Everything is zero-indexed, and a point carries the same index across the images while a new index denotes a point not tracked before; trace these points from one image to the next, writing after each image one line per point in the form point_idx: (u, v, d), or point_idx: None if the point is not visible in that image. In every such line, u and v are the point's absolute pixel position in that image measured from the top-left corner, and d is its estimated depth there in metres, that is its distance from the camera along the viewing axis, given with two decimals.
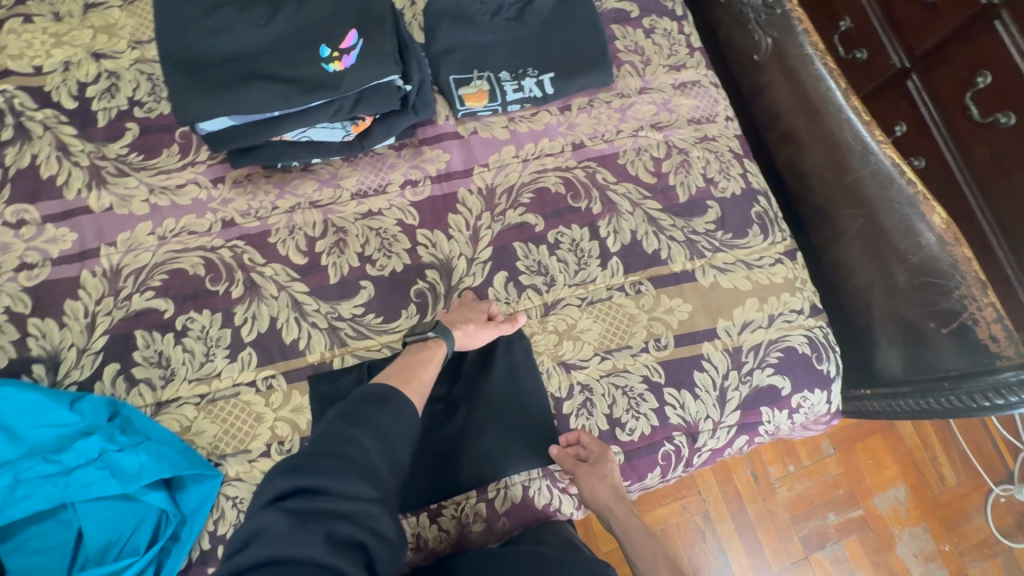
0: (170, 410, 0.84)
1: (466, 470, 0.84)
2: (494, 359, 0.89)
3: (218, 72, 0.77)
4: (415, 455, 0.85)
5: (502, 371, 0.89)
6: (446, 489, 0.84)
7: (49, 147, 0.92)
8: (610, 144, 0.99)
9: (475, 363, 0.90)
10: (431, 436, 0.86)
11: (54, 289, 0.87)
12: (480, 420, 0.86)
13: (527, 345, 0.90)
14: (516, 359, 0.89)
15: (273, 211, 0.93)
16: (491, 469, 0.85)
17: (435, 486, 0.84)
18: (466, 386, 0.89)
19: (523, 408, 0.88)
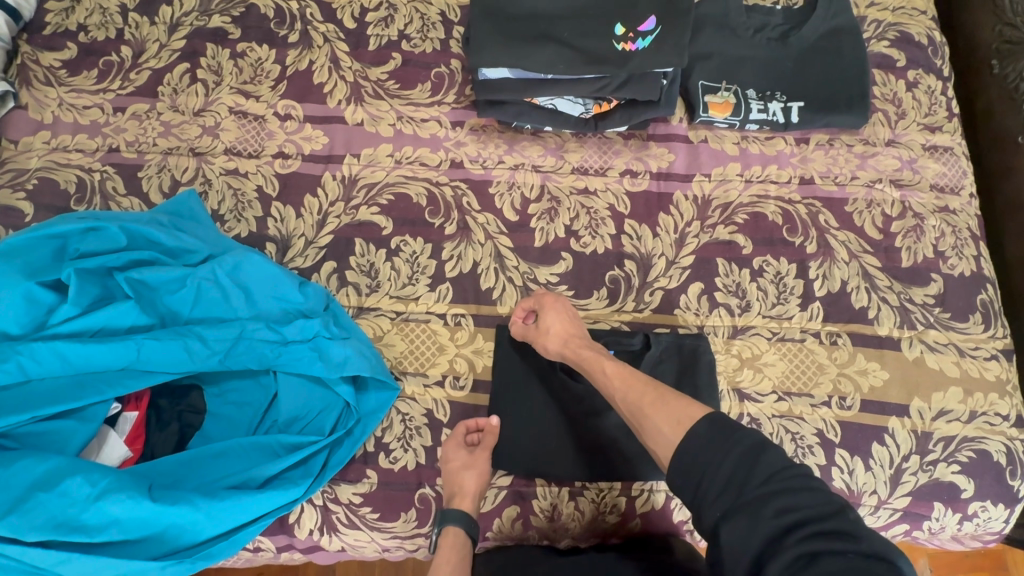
0: (368, 317, 0.91)
1: (620, 459, 0.85)
2: (674, 364, 0.88)
3: (517, 27, 0.83)
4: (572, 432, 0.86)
5: (677, 378, 0.87)
6: (597, 473, 0.85)
7: (325, 58, 1.02)
8: (841, 188, 0.96)
9: (656, 359, 0.88)
10: (594, 418, 0.86)
11: (299, 182, 0.96)
12: None
13: (710, 362, 0.88)
14: (697, 372, 0.87)
15: (498, 165, 0.98)
16: (644, 468, 0.85)
17: (586, 466, 0.85)
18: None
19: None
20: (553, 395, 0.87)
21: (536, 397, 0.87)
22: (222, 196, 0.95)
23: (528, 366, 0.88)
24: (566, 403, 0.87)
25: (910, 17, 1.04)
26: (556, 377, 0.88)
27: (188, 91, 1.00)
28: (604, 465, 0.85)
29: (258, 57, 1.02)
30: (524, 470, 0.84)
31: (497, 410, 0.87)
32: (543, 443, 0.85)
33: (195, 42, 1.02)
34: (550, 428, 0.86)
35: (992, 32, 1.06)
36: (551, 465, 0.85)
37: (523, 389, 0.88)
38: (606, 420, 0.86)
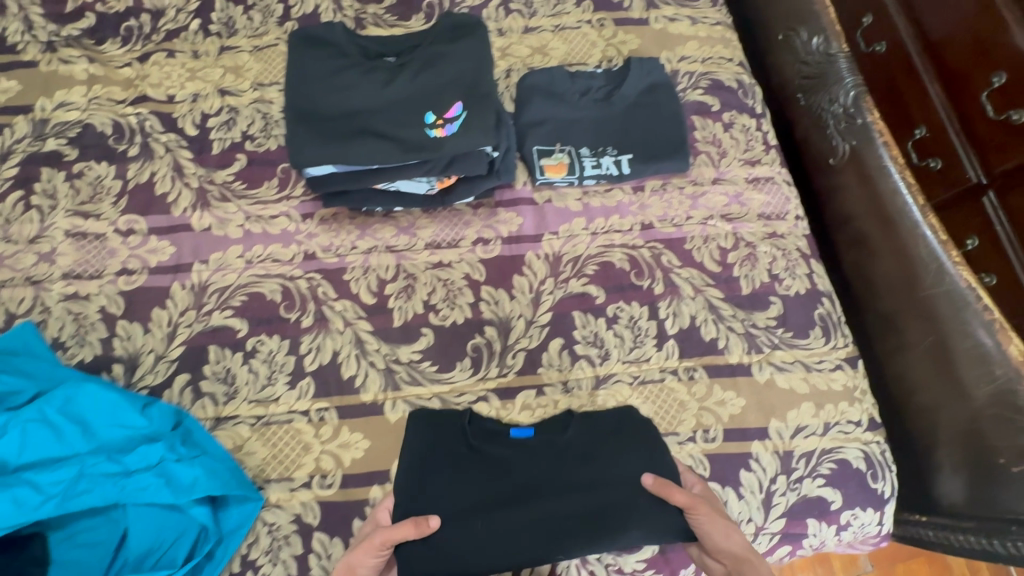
0: (227, 427, 0.88)
1: (563, 536, 0.76)
2: (608, 416, 0.86)
3: (332, 127, 0.84)
4: (511, 512, 0.77)
5: (609, 439, 0.83)
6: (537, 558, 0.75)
7: (166, 167, 1.02)
8: (678, 229, 1.02)
9: (592, 417, 0.86)
10: (532, 491, 0.79)
11: (145, 296, 0.94)
12: (592, 479, 0.80)
13: (647, 422, 0.86)
14: (631, 433, 0.84)
15: (352, 251, 0.99)
16: (590, 541, 0.75)
17: (520, 554, 0.75)
18: (573, 448, 0.83)
19: (631, 473, 0.80)
20: (475, 477, 0.80)
21: (456, 480, 0.80)
22: (62, 323, 0.91)
23: (447, 450, 0.82)
24: (499, 477, 0.80)
25: (719, 65, 1.13)
26: (476, 458, 0.82)
27: (23, 219, 0.97)
28: (545, 547, 0.75)
29: (97, 175, 1.01)
30: (450, 570, 0.74)
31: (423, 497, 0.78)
32: (476, 534, 0.76)
33: (30, 168, 1.00)
34: (484, 509, 0.77)
35: (793, 70, 1.18)
36: (482, 559, 0.75)
37: (440, 474, 0.80)
38: (539, 493, 0.79)
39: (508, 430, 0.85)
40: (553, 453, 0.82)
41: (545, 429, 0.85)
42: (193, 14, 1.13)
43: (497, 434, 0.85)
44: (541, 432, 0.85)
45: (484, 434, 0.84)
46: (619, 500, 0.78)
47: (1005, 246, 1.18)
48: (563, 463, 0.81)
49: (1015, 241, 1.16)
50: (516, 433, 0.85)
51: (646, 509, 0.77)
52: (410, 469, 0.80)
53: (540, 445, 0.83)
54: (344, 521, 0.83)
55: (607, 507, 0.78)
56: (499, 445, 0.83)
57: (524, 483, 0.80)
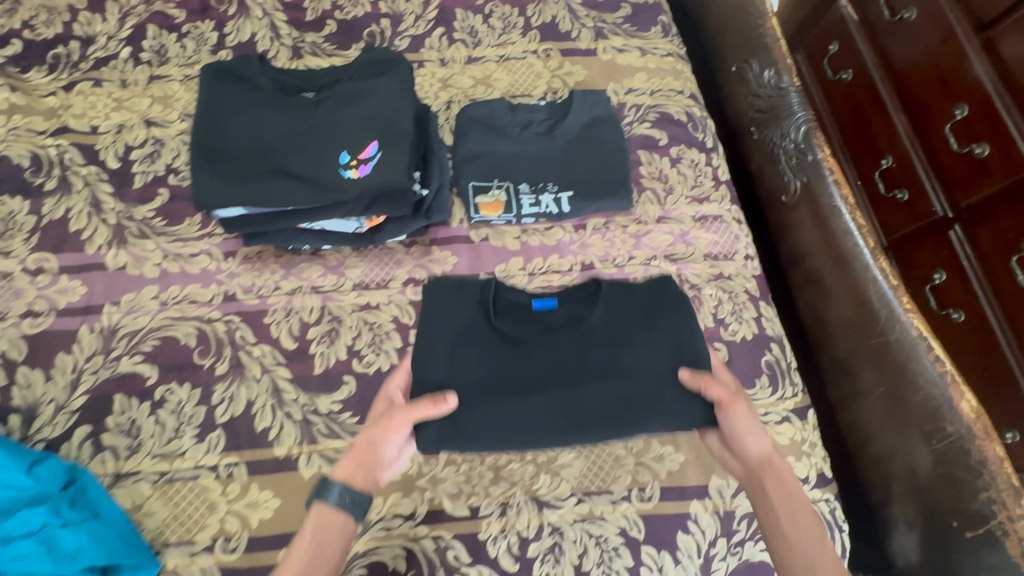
0: (127, 484, 0.82)
1: (590, 412, 0.77)
2: (640, 297, 0.84)
3: (241, 165, 0.79)
4: (534, 372, 0.79)
5: (639, 320, 0.82)
6: (569, 431, 0.76)
7: (84, 202, 0.97)
8: (620, 269, 0.97)
9: (620, 296, 0.84)
10: (558, 367, 0.79)
11: (50, 341, 0.88)
12: (613, 348, 0.80)
13: (681, 296, 0.85)
14: (664, 306, 0.83)
15: (275, 291, 0.94)
16: (617, 422, 0.76)
17: (545, 434, 0.76)
18: (602, 327, 0.82)
19: (661, 363, 0.79)
20: (496, 364, 0.79)
21: (479, 369, 0.78)
22: None
23: (469, 318, 0.82)
24: (524, 325, 0.82)
25: (668, 97, 1.10)
26: (498, 346, 0.80)
27: None
28: (577, 423, 0.76)
29: (10, 210, 0.96)
30: (468, 443, 0.75)
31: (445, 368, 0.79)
32: (489, 420, 0.76)
33: None
34: (501, 377, 0.79)
35: (747, 102, 1.14)
36: (501, 438, 0.75)
37: (465, 366, 0.79)
38: (563, 372, 0.79)
39: (531, 302, 0.84)
40: (579, 326, 0.82)
41: (572, 307, 0.84)
42: (123, 42, 1.09)
43: (523, 307, 0.83)
44: (566, 312, 0.83)
45: (509, 310, 0.83)
46: (645, 388, 0.77)
47: (972, 280, 1.13)
48: (591, 344, 0.80)
49: (981, 275, 1.12)
50: (540, 304, 0.84)
51: (676, 391, 0.77)
52: (428, 356, 0.80)
53: (563, 318, 0.83)
54: None
55: (636, 375, 0.78)
56: (525, 326, 0.82)
57: (551, 366, 0.79)
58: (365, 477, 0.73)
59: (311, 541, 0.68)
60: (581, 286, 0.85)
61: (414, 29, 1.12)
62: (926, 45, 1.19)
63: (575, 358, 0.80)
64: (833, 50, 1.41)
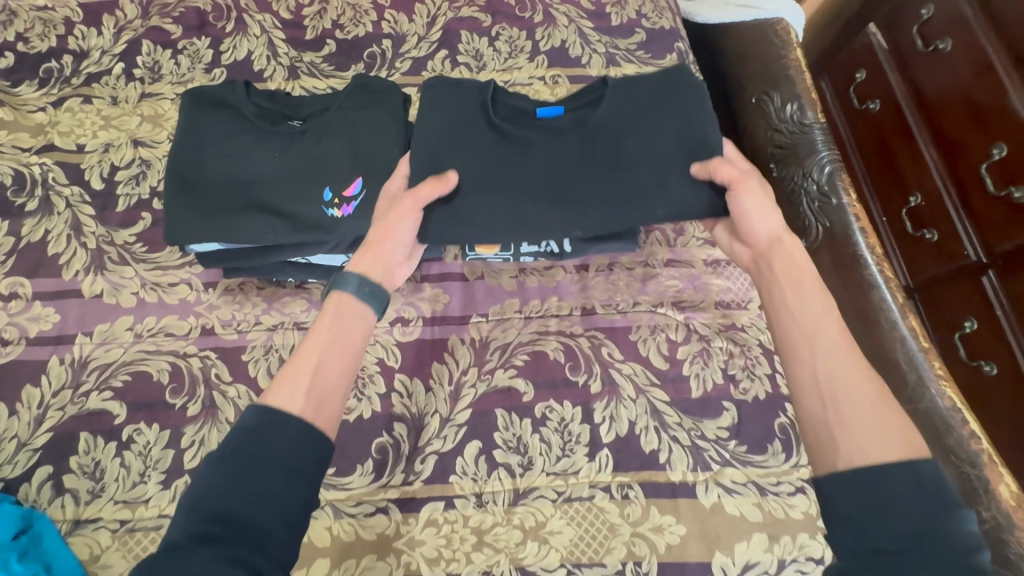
0: (85, 531, 0.77)
1: (585, 212, 0.77)
2: (646, 80, 0.84)
3: (219, 198, 0.75)
4: (535, 143, 0.80)
5: (645, 100, 0.83)
6: (561, 222, 0.77)
7: (64, 225, 0.93)
8: (624, 316, 0.90)
9: (623, 95, 0.83)
10: (557, 136, 0.81)
11: (18, 371, 0.84)
12: (616, 135, 0.80)
13: (695, 82, 0.84)
14: (665, 113, 0.81)
15: (254, 326, 0.89)
16: (612, 203, 0.77)
17: (560, 152, 0.80)
18: (603, 118, 0.82)
19: (666, 134, 0.80)
20: (506, 175, 0.78)
21: (478, 204, 0.76)
22: None
23: (466, 107, 0.81)
24: (527, 127, 0.82)
25: None
26: (515, 129, 0.81)
27: None
28: (573, 216, 0.77)
29: None
30: (468, 173, 0.77)
31: (438, 147, 0.78)
32: (482, 169, 0.78)
33: None
34: (495, 166, 0.78)
35: (766, 136, 1.07)
36: (484, 205, 0.76)
37: (473, 155, 0.78)
38: (569, 169, 0.79)
39: (534, 109, 0.83)
40: (587, 128, 0.81)
41: (578, 114, 0.83)
42: (117, 57, 1.06)
43: (523, 111, 0.83)
44: (574, 115, 0.83)
45: (510, 110, 0.83)
46: (647, 171, 0.78)
47: (1007, 332, 0.99)
48: (594, 134, 0.80)
49: (1016, 329, 0.98)
50: (543, 111, 0.83)
51: (670, 179, 0.77)
52: (434, 126, 0.79)
53: (569, 122, 0.82)
54: None
55: (641, 164, 0.78)
56: (527, 129, 0.81)
57: (557, 160, 0.79)
58: (380, 275, 0.71)
59: (315, 361, 0.63)
60: (584, 92, 0.85)
61: (416, 51, 1.08)
62: (959, 77, 1.10)
63: (575, 139, 0.81)
64: (858, 79, 1.33)
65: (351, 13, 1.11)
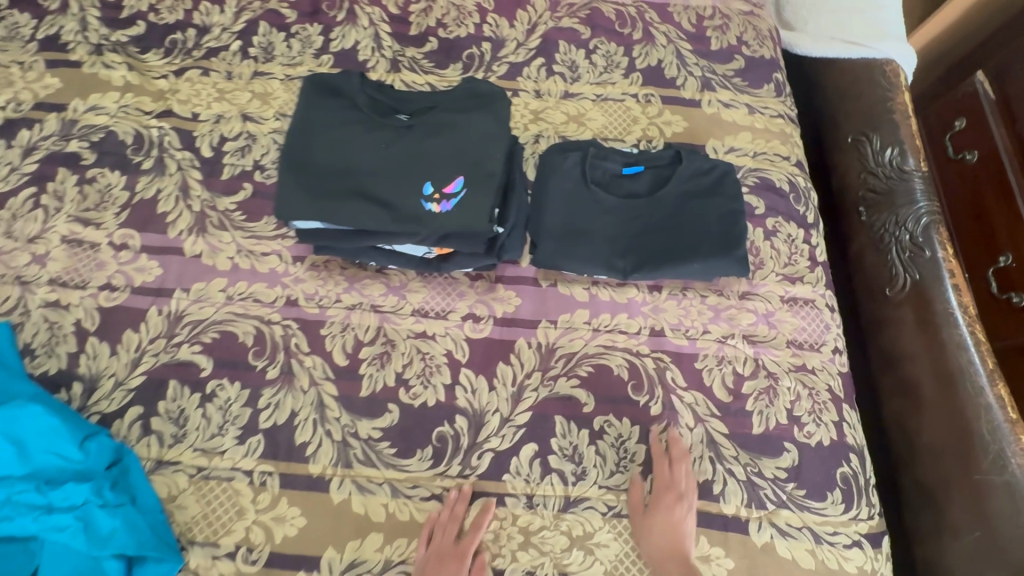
0: (166, 472, 0.83)
1: (650, 264, 0.90)
2: (709, 163, 0.96)
3: (326, 181, 0.79)
4: (620, 201, 0.93)
5: (706, 179, 0.95)
6: (628, 267, 0.91)
7: (174, 186, 1.01)
8: (691, 342, 0.90)
9: (688, 168, 0.95)
10: (635, 197, 0.94)
11: (121, 315, 0.91)
12: (683, 202, 0.93)
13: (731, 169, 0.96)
14: (726, 189, 0.93)
15: (335, 304, 0.93)
16: (675, 260, 0.89)
17: (637, 212, 0.93)
18: (675, 184, 0.94)
19: (721, 208, 0.92)
20: (591, 227, 0.92)
21: (566, 250, 0.91)
22: (38, 329, 0.90)
23: (567, 168, 0.95)
24: (614, 188, 0.95)
25: (771, 162, 1.02)
26: (602, 184, 0.94)
27: (28, 217, 0.97)
28: (639, 262, 0.91)
29: (107, 183, 1.01)
30: (568, 228, 0.92)
31: (543, 205, 0.93)
32: (578, 223, 0.92)
33: (49, 167, 1.01)
34: (587, 222, 0.92)
35: (858, 178, 1.05)
36: (579, 254, 0.90)
37: (565, 207, 0.93)
38: (643, 226, 0.92)
39: (622, 170, 0.96)
40: (660, 190, 0.94)
41: (655, 175, 0.96)
42: (236, 35, 1.13)
43: (612, 175, 0.96)
44: (652, 178, 0.96)
45: (602, 172, 0.96)
46: (703, 235, 0.91)
47: None
48: (665, 197, 0.93)
49: None
50: (628, 172, 0.96)
51: (725, 248, 0.89)
52: (543, 188, 0.94)
53: (646, 186, 0.95)
54: None
55: (702, 237, 0.90)
56: (613, 189, 0.94)
57: (633, 216, 0.93)
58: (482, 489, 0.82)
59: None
60: (660, 157, 0.97)
61: (514, 56, 1.10)
62: None
63: (653, 201, 0.93)
64: (957, 126, 1.24)
65: (454, 14, 1.15)
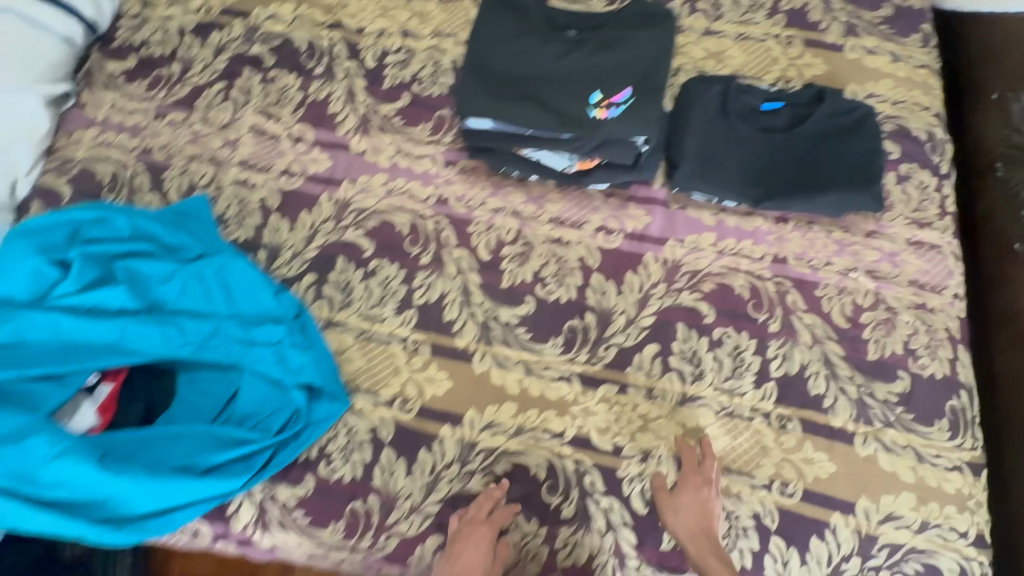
0: (336, 330, 0.96)
1: (782, 194, 0.95)
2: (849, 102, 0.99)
3: (502, 84, 0.88)
4: (758, 133, 0.98)
5: (846, 119, 0.97)
6: (760, 195, 0.96)
7: (342, 91, 1.12)
8: (814, 271, 0.95)
9: (829, 108, 0.98)
10: (773, 131, 0.98)
11: (298, 198, 1.05)
12: (821, 139, 0.97)
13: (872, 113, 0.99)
14: (866, 130, 0.96)
15: (482, 206, 1.03)
16: (809, 192, 0.94)
17: (774, 144, 0.97)
18: (815, 121, 0.97)
19: (858, 146, 0.95)
20: (727, 155, 0.97)
21: (702, 174, 0.97)
22: (230, 202, 1.05)
23: (709, 99, 1.00)
24: (753, 121, 0.99)
25: (911, 111, 1.03)
26: (741, 116, 0.99)
27: (220, 108, 1.11)
28: (770, 192, 0.96)
29: (285, 84, 1.13)
30: (707, 154, 0.97)
31: (684, 131, 0.99)
32: (717, 150, 0.98)
33: (236, 66, 1.14)
34: (725, 150, 0.98)
35: (998, 136, 1.05)
36: (716, 179, 0.96)
37: (704, 134, 0.98)
38: (778, 158, 0.97)
39: (761, 105, 1.00)
40: (798, 126, 0.98)
41: (794, 113, 0.99)
42: None
43: (752, 108, 1.00)
44: (791, 115, 0.99)
45: (742, 105, 1.00)
46: (839, 170, 0.94)
47: None
48: (804, 133, 0.97)
49: None
50: (768, 107, 1.00)
51: (859, 184, 0.93)
52: (685, 114, 1.00)
53: (785, 122, 0.99)
54: (413, 446, 0.90)
55: (837, 173, 0.94)
56: (752, 122, 0.99)
57: (770, 147, 0.97)
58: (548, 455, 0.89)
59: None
60: (800, 96, 1.00)
61: None
62: None
63: (791, 136, 0.97)
64: None
65: None
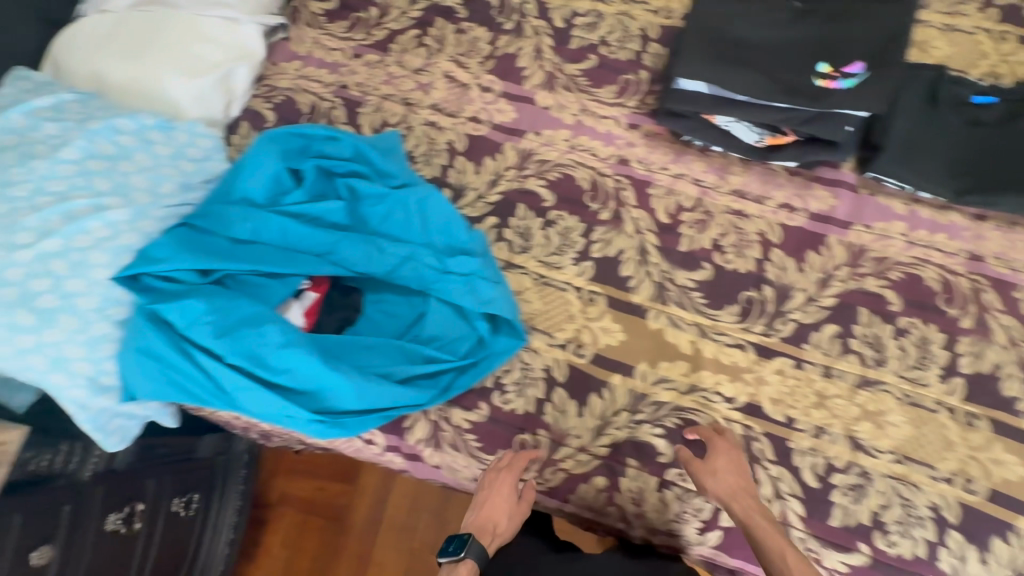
0: (515, 272, 1.00)
1: (991, 189, 0.92)
2: None
3: (727, 49, 0.94)
4: (968, 126, 0.96)
5: None
6: (966, 188, 0.93)
7: (530, 47, 1.15)
8: (1013, 273, 0.92)
9: None
10: (984, 124, 0.95)
11: (483, 144, 1.09)
12: None
13: None
14: None
15: (662, 171, 1.05)
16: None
17: (986, 138, 0.95)
18: None
19: None
20: (933, 144, 0.95)
21: (904, 161, 0.95)
22: (419, 141, 1.10)
23: (918, 85, 0.98)
24: (963, 112, 0.97)
25: None
26: (950, 107, 0.97)
27: (414, 52, 1.17)
28: (977, 186, 0.93)
29: (475, 35, 1.17)
30: (911, 140, 0.96)
31: (888, 116, 0.97)
32: (922, 138, 0.96)
33: (429, 15, 1.19)
34: (931, 139, 0.96)
35: None
36: (919, 167, 0.95)
37: (910, 120, 0.97)
38: (990, 152, 0.94)
39: (972, 98, 0.98)
40: (1014, 121, 0.94)
41: (1010, 108, 0.96)
42: None
43: (962, 100, 0.98)
44: (1004, 110, 0.96)
45: (952, 96, 0.98)
46: None
47: None
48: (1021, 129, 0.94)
49: None
50: (979, 101, 0.97)
51: None
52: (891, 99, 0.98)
53: (998, 117, 0.96)
54: (584, 390, 0.93)
55: None
56: (962, 114, 0.97)
57: (980, 141, 0.95)
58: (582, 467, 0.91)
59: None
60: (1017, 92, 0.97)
61: None
62: None
63: (1006, 130, 0.94)
64: None
65: None
